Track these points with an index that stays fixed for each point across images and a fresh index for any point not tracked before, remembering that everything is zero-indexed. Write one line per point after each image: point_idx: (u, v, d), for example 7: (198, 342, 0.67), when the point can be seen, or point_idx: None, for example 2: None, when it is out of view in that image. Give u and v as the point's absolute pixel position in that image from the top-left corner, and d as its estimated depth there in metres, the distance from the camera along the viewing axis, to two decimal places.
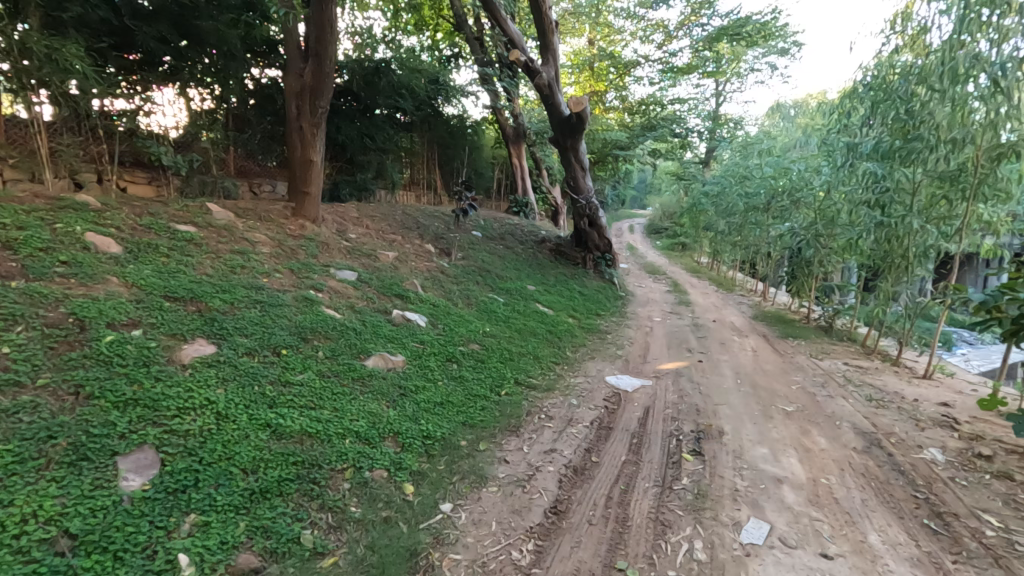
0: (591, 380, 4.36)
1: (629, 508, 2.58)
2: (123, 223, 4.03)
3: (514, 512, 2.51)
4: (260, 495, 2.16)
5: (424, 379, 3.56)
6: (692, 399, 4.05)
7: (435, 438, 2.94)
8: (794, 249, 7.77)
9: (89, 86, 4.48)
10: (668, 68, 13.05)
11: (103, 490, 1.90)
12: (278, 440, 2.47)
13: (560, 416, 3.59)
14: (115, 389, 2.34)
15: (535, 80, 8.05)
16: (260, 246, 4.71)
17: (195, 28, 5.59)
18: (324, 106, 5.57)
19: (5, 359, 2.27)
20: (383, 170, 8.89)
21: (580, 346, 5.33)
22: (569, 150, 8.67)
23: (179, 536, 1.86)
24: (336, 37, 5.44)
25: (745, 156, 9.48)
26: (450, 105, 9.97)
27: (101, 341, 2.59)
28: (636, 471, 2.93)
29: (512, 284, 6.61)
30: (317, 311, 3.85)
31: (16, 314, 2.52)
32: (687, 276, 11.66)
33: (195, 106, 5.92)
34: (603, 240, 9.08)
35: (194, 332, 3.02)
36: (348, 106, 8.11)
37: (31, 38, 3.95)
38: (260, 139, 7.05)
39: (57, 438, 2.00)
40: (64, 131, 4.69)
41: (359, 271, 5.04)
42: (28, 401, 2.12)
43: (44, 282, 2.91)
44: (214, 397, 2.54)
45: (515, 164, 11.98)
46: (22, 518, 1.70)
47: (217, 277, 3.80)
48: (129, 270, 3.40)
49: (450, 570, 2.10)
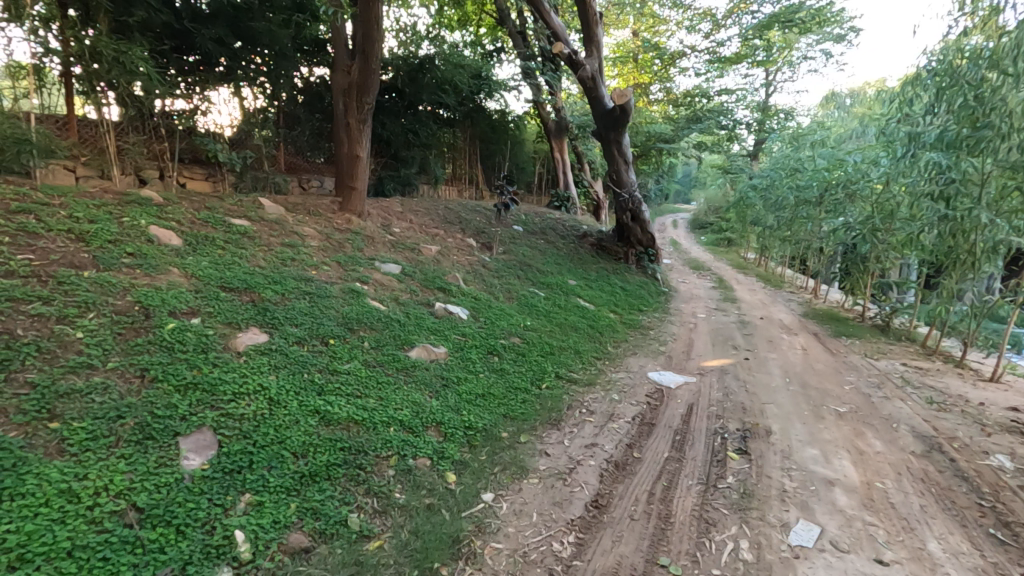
0: (632, 376, 4.30)
1: (672, 505, 2.55)
2: (183, 217, 4.23)
3: (555, 504, 2.51)
4: (309, 478, 2.24)
5: (466, 371, 3.60)
6: (738, 397, 3.95)
7: (477, 428, 2.98)
8: (848, 244, 7.44)
9: (152, 87, 4.72)
10: (714, 58, 12.66)
11: (167, 468, 2.01)
12: (326, 426, 2.55)
13: (601, 410, 3.57)
14: (176, 373, 2.47)
15: (578, 74, 7.99)
16: (309, 239, 4.86)
17: (249, 29, 5.79)
18: (371, 102, 5.69)
19: (79, 343, 2.43)
20: (425, 165, 9.02)
21: (622, 341, 5.28)
22: (612, 143, 8.54)
23: (235, 513, 1.95)
24: (382, 34, 5.51)
25: (797, 148, 9.10)
26: (492, 100, 10.00)
27: (164, 328, 2.74)
28: (679, 469, 2.88)
29: (553, 278, 6.60)
30: (362, 303, 3.95)
31: (89, 302, 2.70)
32: (732, 272, 11.31)
33: (248, 105, 6.13)
34: (646, 234, 8.92)
35: (248, 321, 3.16)
36: (392, 103, 8.26)
37: (101, 43, 4.21)
38: (309, 136, 7.26)
39: (125, 418, 2.14)
40: (130, 131, 4.96)
41: (402, 264, 5.14)
42: (100, 382, 2.26)
43: (113, 272, 3.09)
44: (266, 384, 2.65)
45: (557, 158, 11.90)
46: (96, 491, 1.82)
47: (269, 269, 3.94)
48: (189, 261, 3.57)
49: (492, 558, 2.13)
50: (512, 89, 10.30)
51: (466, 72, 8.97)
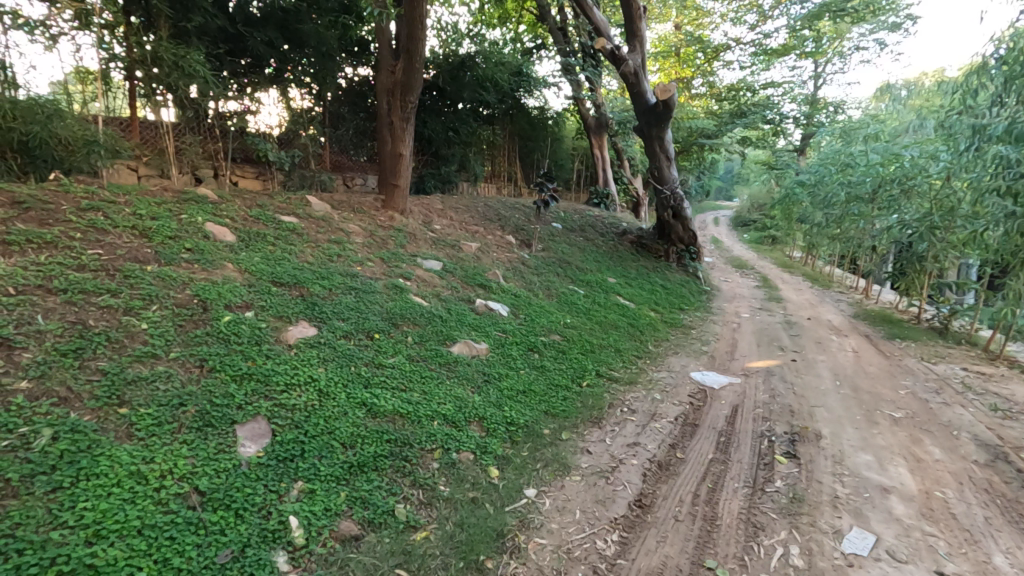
0: (675, 375, 4.24)
1: (717, 507, 2.50)
2: (236, 214, 4.40)
3: (598, 502, 2.51)
4: (357, 468, 2.30)
5: (507, 367, 3.62)
6: (785, 399, 3.84)
7: (519, 424, 3.00)
8: (904, 243, 7.12)
9: (208, 90, 4.92)
10: (760, 50, 12.24)
11: (225, 453, 2.11)
12: (373, 418, 2.62)
13: (642, 410, 3.53)
14: (232, 364, 2.58)
15: (620, 69, 7.89)
16: (354, 236, 4.97)
17: (298, 31, 5.97)
18: (414, 101, 5.76)
19: (144, 334, 2.56)
20: (465, 163, 9.11)
21: (663, 340, 5.20)
22: (653, 139, 8.40)
23: (289, 500, 2.03)
24: (425, 33, 5.57)
25: (848, 142, 8.73)
26: (531, 97, 10.01)
27: (220, 321, 2.86)
28: (724, 471, 2.83)
29: (593, 276, 6.56)
30: (405, 299, 4.02)
31: (152, 295, 2.84)
32: (777, 271, 10.95)
33: (296, 105, 6.31)
34: (688, 232, 8.74)
35: (298, 315, 3.26)
36: (433, 102, 8.35)
37: (162, 48, 4.44)
38: (353, 135, 7.42)
39: (186, 405, 2.25)
40: (187, 132, 5.18)
41: (443, 261, 5.20)
42: (163, 371, 2.38)
43: (173, 267, 3.24)
44: (316, 375, 2.74)
45: (596, 155, 11.77)
46: (162, 474, 1.92)
47: (316, 265, 4.06)
48: (242, 257, 3.71)
49: (537, 553, 2.14)
50: (552, 85, 10.27)
51: (506, 70, 8.98)
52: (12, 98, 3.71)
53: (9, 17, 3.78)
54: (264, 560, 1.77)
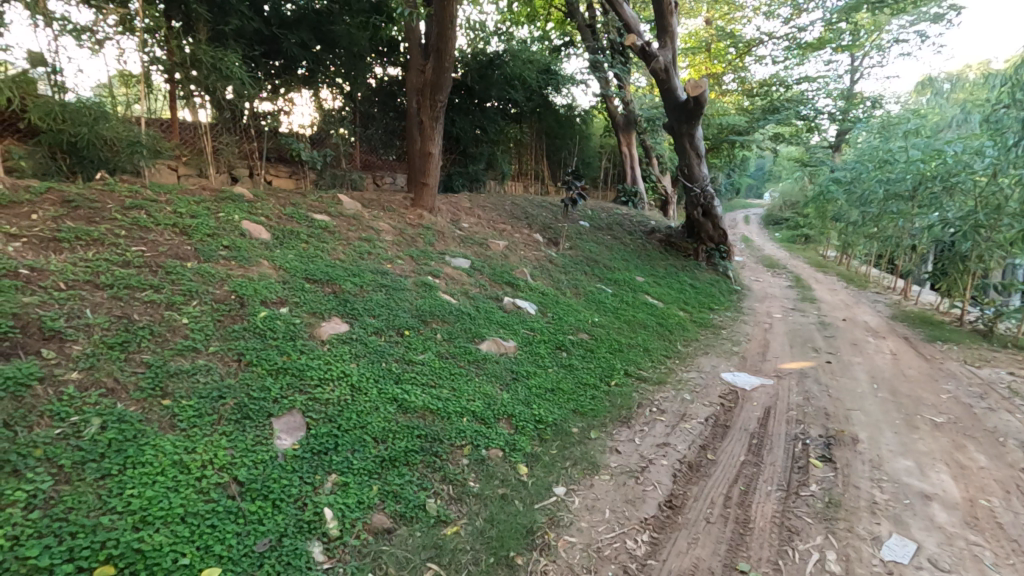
0: (705, 376, 4.18)
1: (750, 510, 2.46)
2: (271, 212, 4.50)
3: (627, 502, 2.49)
4: (389, 462, 2.33)
5: (535, 365, 3.62)
6: (820, 402, 3.75)
7: (547, 422, 3.00)
8: (945, 242, 6.86)
9: (243, 91, 5.05)
10: (795, 44, 11.94)
11: (263, 445, 2.17)
12: (404, 414, 2.65)
13: (672, 410, 3.49)
14: (268, 359, 2.65)
15: (650, 66, 7.80)
16: (383, 234, 5.04)
17: (330, 32, 6.08)
18: (443, 100, 5.79)
19: (185, 328, 2.64)
20: (493, 161, 9.14)
21: (693, 339, 5.13)
22: (684, 136, 8.28)
23: (323, 492, 2.07)
24: (455, 33, 5.59)
25: (887, 138, 8.44)
26: (560, 95, 9.98)
27: (257, 316, 2.94)
28: (757, 473, 2.78)
29: (620, 275, 6.51)
30: (434, 296, 4.06)
31: (192, 291, 2.93)
32: (810, 271, 10.69)
33: (327, 105, 6.43)
34: (718, 230, 8.59)
35: (331, 311, 3.33)
36: (462, 100, 8.39)
37: (200, 51, 4.58)
38: (382, 134, 7.50)
39: (225, 398, 2.32)
40: (224, 132, 5.33)
41: (471, 259, 5.23)
42: (203, 364, 2.45)
43: (211, 263, 3.34)
44: (349, 370, 2.79)
45: (624, 152, 11.65)
46: (203, 463, 1.98)
47: (348, 262, 4.13)
48: (276, 254, 3.80)
49: (566, 551, 2.15)
50: (579, 83, 10.22)
51: (534, 67, 8.97)
52: (62, 101, 3.87)
53: (59, 23, 3.94)
54: (300, 550, 1.81)
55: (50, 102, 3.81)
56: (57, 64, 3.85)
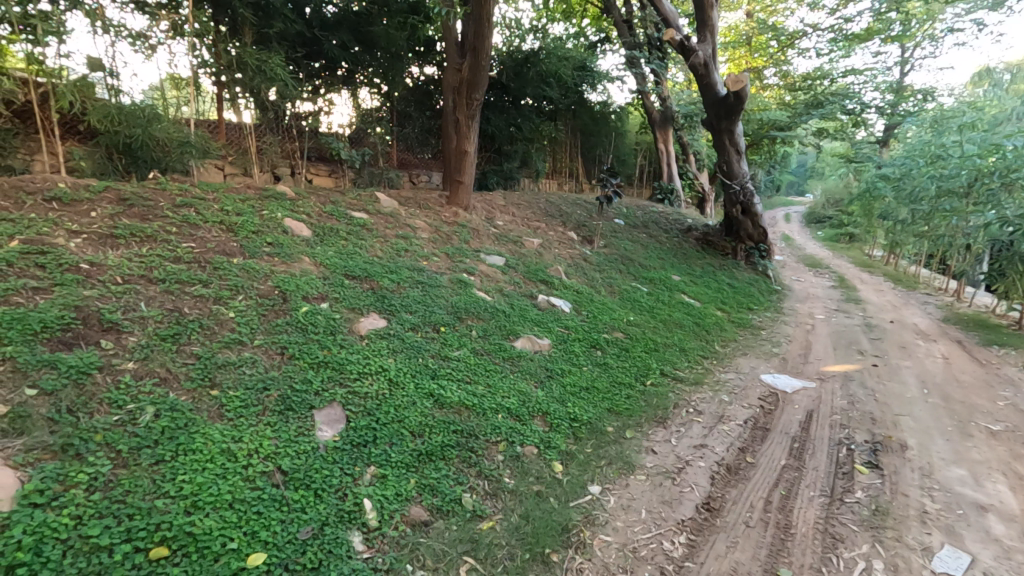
0: (743, 377, 4.09)
1: (792, 515, 2.40)
2: (312, 210, 4.62)
3: (664, 503, 2.46)
4: (426, 456, 2.37)
5: (569, 364, 3.61)
6: (866, 407, 3.62)
7: (582, 421, 2.99)
8: (1003, 241, 6.53)
9: (286, 92, 5.20)
10: (841, 36, 11.51)
11: (305, 436, 2.23)
12: (440, 408, 2.69)
13: (709, 411, 3.43)
14: (310, 352, 2.72)
15: (690, 60, 7.63)
16: (420, 231, 5.11)
17: (369, 33, 6.20)
18: (479, 99, 5.83)
19: (231, 322, 2.74)
20: (527, 159, 9.14)
21: (731, 340, 5.02)
22: (723, 132, 8.10)
23: (362, 483, 2.12)
24: (492, 31, 5.60)
25: (940, 133, 8.03)
26: (595, 92, 9.92)
27: (299, 311, 3.02)
28: (798, 478, 2.71)
29: (656, 273, 6.42)
30: (469, 293, 4.09)
31: (238, 286, 3.03)
32: (855, 271, 10.33)
33: (365, 105, 6.55)
34: (757, 228, 8.37)
35: (369, 307, 3.39)
36: (497, 98, 8.42)
37: (246, 54, 4.76)
38: (418, 133, 7.59)
39: (270, 390, 2.40)
40: (267, 132, 5.49)
41: (506, 256, 5.25)
42: (249, 357, 2.54)
43: (256, 260, 3.45)
44: (387, 365, 2.84)
45: (660, 149, 11.48)
46: (250, 452, 2.06)
47: (385, 259, 4.20)
48: (317, 251, 3.90)
49: (602, 550, 2.14)
50: (615, 79, 10.12)
51: (571, 64, 8.93)
52: (118, 104, 4.06)
53: (116, 29, 4.13)
54: (341, 539, 1.86)
55: (107, 105, 4.00)
56: (114, 69, 4.05)
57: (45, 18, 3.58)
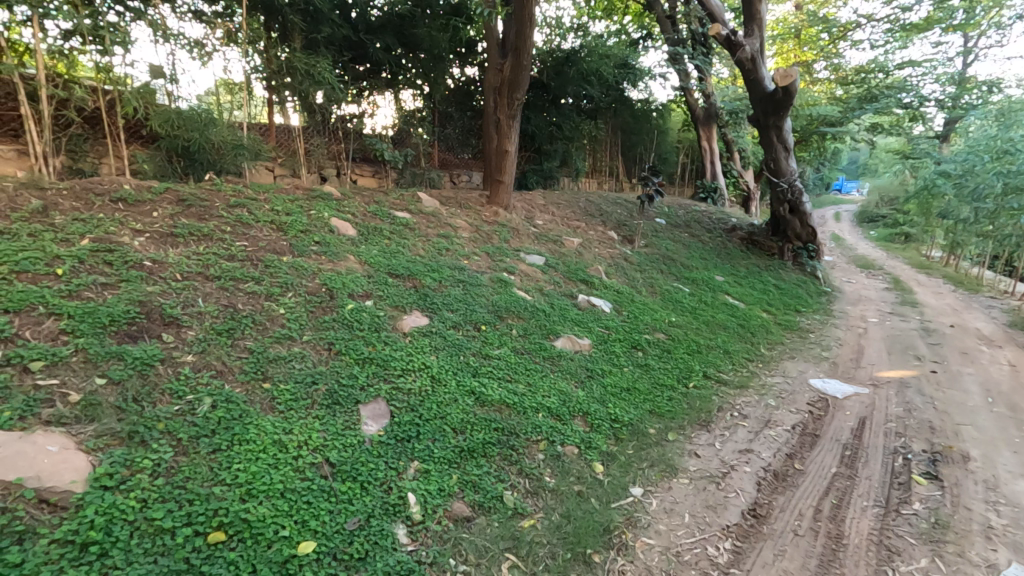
0: (791, 381, 3.96)
1: (844, 525, 2.32)
2: (357, 210, 4.74)
3: (708, 507, 2.42)
4: (468, 453, 2.39)
5: (610, 364, 3.58)
6: (924, 415, 3.45)
7: (623, 422, 2.96)
8: None
9: (332, 95, 5.35)
10: (898, 27, 10.99)
11: (352, 430, 2.29)
12: (481, 406, 2.71)
13: (755, 416, 3.34)
14: (356, 349, 2.79)
15: (736, 55, 7.43)
16: (461, 230, 5.17)
17: (412, 36, 6.30)
18: (520, 99, 5.85)
19: (282, 318, 2.84)
20: (567, 158, 9.10)
21: (778, 343, 4.86)
22: (770, 128, 7.86)
23: (406, 477, 2.17)
24: (534, 30, 5.60)
25: (1007, 126, 7.50)
26: (636, 89, 9.80)
27: (345, 308, 3.10)
28: (850, 486, 2.61)
29: (698, 273, 6.29)
30: (509, 292, 4.11)
31: (288, 283, 3.14)
32: (912, 273, 9.86)
33: (407, 106, 6.66)
34: (806, 228, 8.08)
35: (412, 305, 3.45)
36: (537, 98, 8.42)
37: (295, 59, 4.91)
38: (459, 134, 7.66)
39: (318, 384, 2.47)
40: (315, 134, 5.65)
41: (546, 256, 5.25)
42: (298, 352, 2.63)
43: (304, 258, 3.56)
44: (429, 362, 2.89)
45: (703, 146, 11.23)
46: (300, 444, 2.13)
47: (427, 258, 4.26)
48: (362, 250, 4.00)
49: (644, 553, 2.12)
50: (657, 76, 9.96)
51: (612, 62, 8.85)
52: (177, 109, 4.26)
53: (175, 38, 4.34)
54: (386, 531, 1.91)
55: (167, 111, 4.21)
56: (173, 76, 4.25)
57: (112, 29, 3.79)
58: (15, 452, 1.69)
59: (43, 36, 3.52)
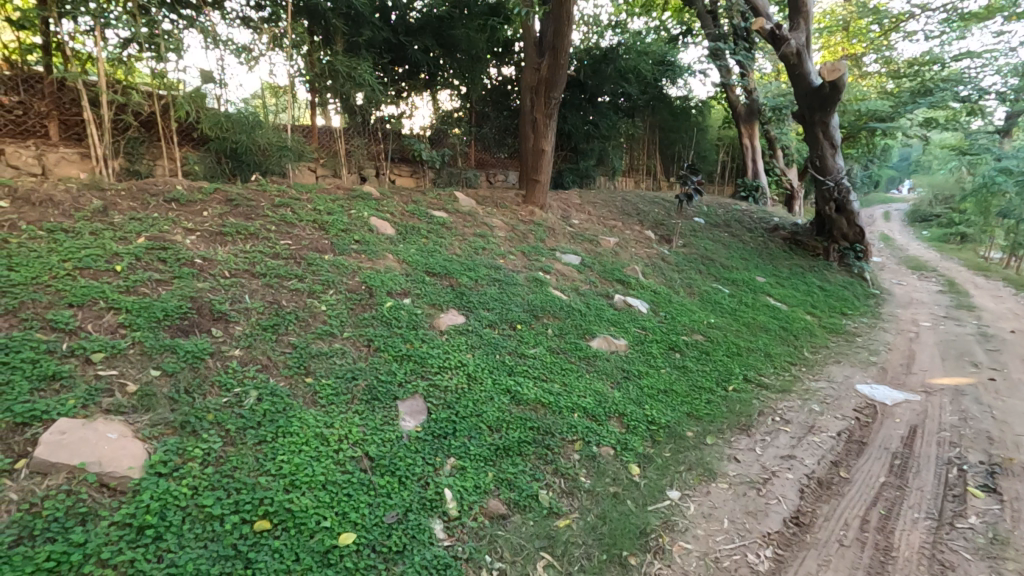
0: (836, 387, 3.83)
1: (893, 536, 2.23)
2: (396, 209, 4.82)
3: (748, 513, 2.36)
4: (503, 451, 2.41)
5: (647, 365, 3.54)
6: (981, 424, 3.28)
7: (660, 424, 2.92)
8: None
9: (372, 96, 5.45)
10: (956, 16, 10.45)
11: (390, 425, 2.33)
12: (517, 405, 2.72)
13: (798, 421, 3.24)
14: (394, 346, 2.84)
15: (781, 50, 7.21)
16: (497, 230, 5.19)
17: (451, 37, 6.37)
18: (557, 98, 5.83)
19: (323, 314, 2.92)
20: (604, 157, 9.02)
21: (822, 346, 4.71)
22: (816, 124, 7.59)
23: (443, 473, 2.20)
24: (572, 29, 5.56)
25: None
26: (675, 86, 9.63)
27: (383, 306, 3.16)
28: (900, 497, 2.51)
29: (739, 274, 6.14)
30: (545, 291, 4.12)
31: (329, 281, 3.22)
32: (968, 275, 9.39)
33: (445, 106, 6.73)
34: (853, 228, 7.79)
35: (449, 303, 3.49)
36: (574, 96, 8.39)
37: (337, 62, 5.05)
38: (496, 133, 7.70)
39: (358, 379, 2.53)
40: (355, 135, 5.78)
41: (582, 255, 5.23)
42: (339, 348, 2.70)
43: (345, 256, 3.65)
44: (466, 360, 2.92)
45: (745, 144, 10.96)
46: (340, 438, 2.18)
47: (464, 257, 4.31)
48: (400, 248, 4.07)
49: (682, 557, 2.09)
50: (697, 73, 9.76)
51: (651, 59, 8.73)
52: (226, 112, 4.43)
53: (224, 44, 4.50)
54: (423, 526, 1.94)
55: (216, 114, 4.37)
56: (222, 81, 4.42)
57: (167, 37, 3.96)
58: (78, 438, 1.80)
59: (104, 45, 3.71)
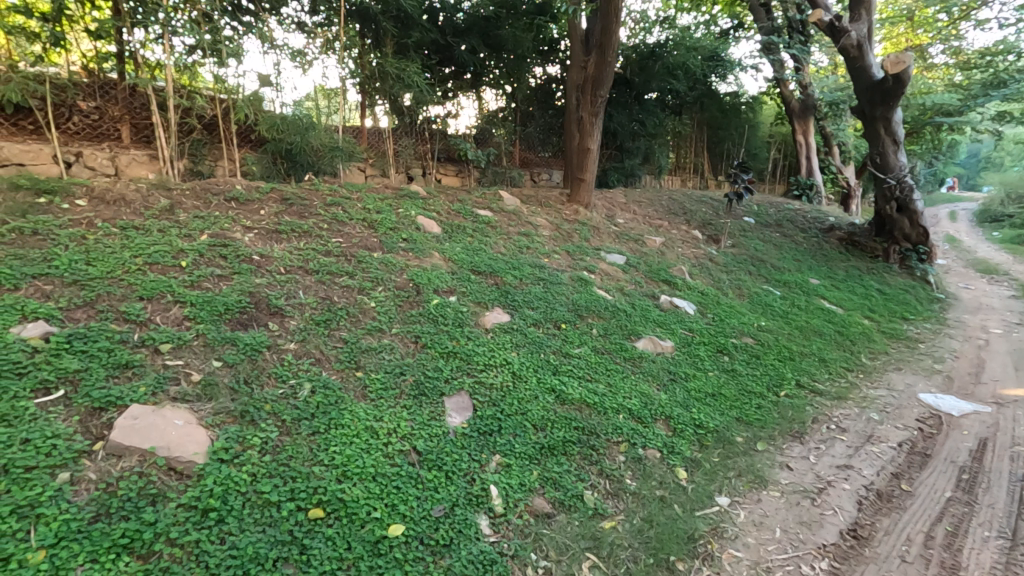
0: (897, 395, 3.64)
1: (961, 555, 2.11)
2: (442, 208, 4.89)
3: (802, 524, 2.28)
4: (548, 450, 2.41)
5: (694, 368, 3.46)
6: None
7: (708, 428, 2.85)
8: None
9: (419, 97, 5.54)
10: None
11: (438, 421, 2.37)
12: (562, 404, 2.72)
13: (855, 429, 3.11)
14: (440, 343, 2.88)
15: (841, 42, 6.90)
16: (541, 229, 5.19)
17: (497, 36, 6.42)
18: (604, 96, 5.75)
19: (372, 311, 2.99)
20: (650, 156, 8.87)
21: (881, 352, 4.49)
22: (877, 119, 7.22)
23: (489, 470, 2.21)
24: (620, 26, 5.47)
25: None
26: (724, 82, 9.37)
27: (430, 303, 3.22)
28: (968, 513, 2.37)
29: (791, 276, 5.92)
30: (590, 291, 4.09)
31: (378, 278, 3.30)
32: None
33: (489, 106, 6.77)
34: (917, 228, 7.37)
35: (494, 301, 3.52)
36: (620, 94, 8.31)
37: (387, 63, 5.19)
38: (540, 132, 7.70)
39: (406, 374, 2.58)
40: (403, 136, 5.90)
41: (627, 255, 5.16)
42: (388, 344, 2.76)
43: (393, 254, 3.73)
44: (511, 359, 2.93)
45: (799, 141, 10.55)
46: (390, 432, 2.23)
47: (509, 256, 4.33)
48: (446, 247, 4.12)
49: (731, 566, 2.04)
50: (749, 67, 9.46)
51: (700, 54, 8.50)
52: (281, 115, 4.59)
53: (280, 49, 4.68)
54: (469, 521, 1.96)
55: (272, 117, 4.55)
56: (278, 84, 4.58)
57: (228, 43, 4.14)
58: (148, 424, 1.91)
59: (171, 52, 3.92)
